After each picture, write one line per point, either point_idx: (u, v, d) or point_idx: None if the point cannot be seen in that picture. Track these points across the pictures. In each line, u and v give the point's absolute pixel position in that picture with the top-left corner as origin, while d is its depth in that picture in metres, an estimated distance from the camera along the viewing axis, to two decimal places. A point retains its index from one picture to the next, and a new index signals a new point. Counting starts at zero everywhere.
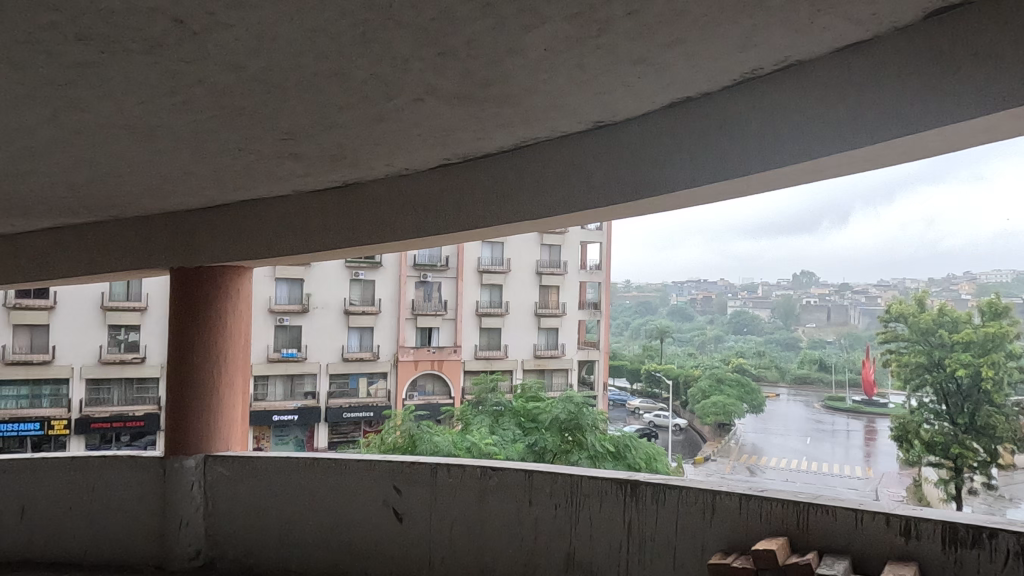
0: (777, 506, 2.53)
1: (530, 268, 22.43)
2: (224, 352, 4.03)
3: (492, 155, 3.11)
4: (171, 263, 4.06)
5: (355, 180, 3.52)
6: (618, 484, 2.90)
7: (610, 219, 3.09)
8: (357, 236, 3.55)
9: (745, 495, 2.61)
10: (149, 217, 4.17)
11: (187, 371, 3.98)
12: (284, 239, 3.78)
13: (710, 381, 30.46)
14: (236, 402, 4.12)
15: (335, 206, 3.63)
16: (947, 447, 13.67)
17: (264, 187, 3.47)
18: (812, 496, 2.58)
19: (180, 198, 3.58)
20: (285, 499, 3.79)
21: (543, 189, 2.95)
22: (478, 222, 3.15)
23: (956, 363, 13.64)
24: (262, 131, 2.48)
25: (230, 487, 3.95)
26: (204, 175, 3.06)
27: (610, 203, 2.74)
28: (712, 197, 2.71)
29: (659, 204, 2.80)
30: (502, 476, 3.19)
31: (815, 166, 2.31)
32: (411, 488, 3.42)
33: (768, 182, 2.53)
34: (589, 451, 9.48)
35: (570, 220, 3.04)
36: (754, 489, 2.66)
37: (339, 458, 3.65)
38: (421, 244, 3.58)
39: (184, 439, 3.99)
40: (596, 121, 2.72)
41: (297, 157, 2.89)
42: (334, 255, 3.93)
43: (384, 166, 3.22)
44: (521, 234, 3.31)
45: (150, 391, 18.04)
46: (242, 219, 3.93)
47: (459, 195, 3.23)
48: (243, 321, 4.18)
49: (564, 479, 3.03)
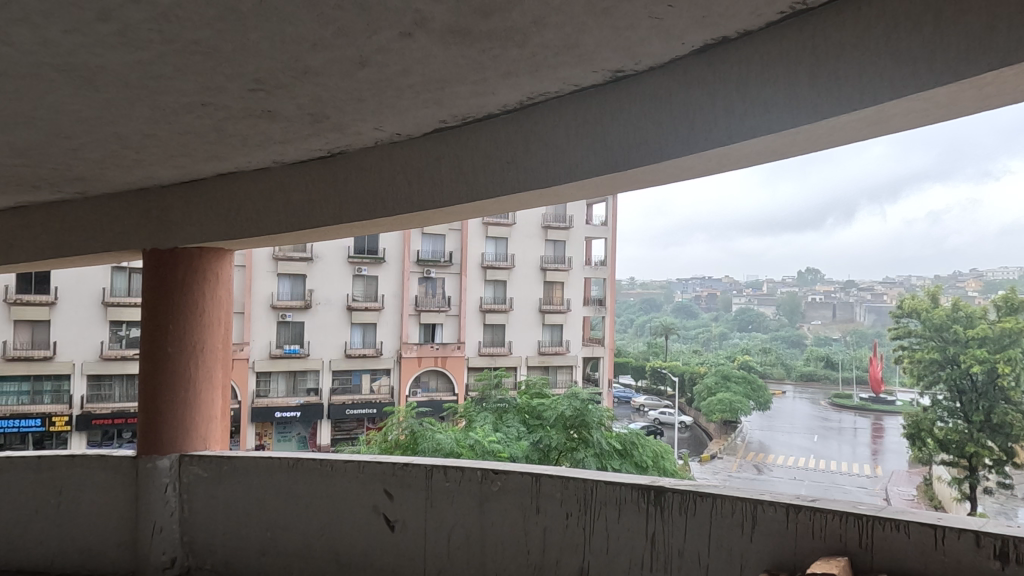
0: (835, 522, 2.17)
1: (535, 264, 22.07)
2: (200, 342, 3.69)
3: (494, 117, 2.75)
4: (143, 245, 3.72)
5: (340, 150, 3.16)
6: (640, 491, 2.52)
7: (626, 188, 2.73)
8: (344, 212, 3.19)
9: (794, 505, 2.25)
10: (119, 195, 3.81)
11: (160, 361, 3.64)
12: (263, 217, 3.43)
13: (716, 378, 30.03)
14: (214, 395, 3.77)
15: (322, 178, 3.27)
16: (962, 446, 13.21)
17: (243, 157, 3.12)
18: (875, 508, 2.21)
19: (149, 170, 3.21)
20: (267, 505, 3.43)
21: (553, 155, 2.59)
22: (480, 193, 2.79)
23: (971, 359, 13.18)
24: (224, 80, 2.13)
25: (207, 489, 3.59)
26: (171, 140, 2.70)
27: (630, 168, 2.38)
28: (752, 158, 2.35)
29: (683, 168, 2.44)
30: (506, 480, 2.82)
31: (879, 113, 1.94)
32: (405, 492, 3.05)
33: (817, 138, 2.17)
34: (596, 449, 9.27)
35: (585, 188, 2.67)
36: (805, 500, 2.29)
37: (327, 459, 3.29)
38: (416, 221, 3.22)
39: (157, 436, 3.65)
40: (614, 71, 2.34)
41: (271, 117, 2.55)
42: (317, 236, 3.56)
43: (371, 132, 2.87)
44: (530, 207, 2.96)
45: None
46: (217, 196, 3.57)
47: (458, 163, 2.86)
48: (222, 307, 3.84)
49: (576, 484, 2.67)
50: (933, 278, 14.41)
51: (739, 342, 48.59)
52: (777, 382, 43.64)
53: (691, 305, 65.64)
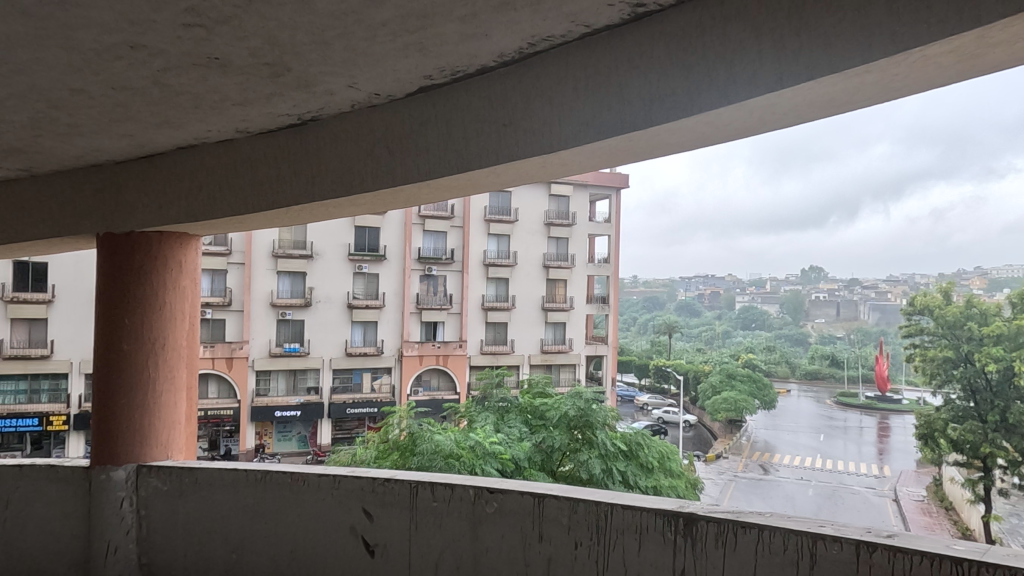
0: (925, 565, 1.75)
1: (537, 261, 21.61)
2: (161, 339, 3.28)
3: (489, 72, 2.32)
4: (97, 229, 3.31)
5: (312, 116, 2.73)
6: (666, 518, 2.10)
7: (641, 154, 2.33)
8: (317, 189, 2.77)
9: (866, 542, 1.83)
10: (71, 171, 3.38)
11: (115, 359, 3.23)
12: (227, 195, 3.01)
13: (721, 377, 29.60)
14: (179, 396, 3.37)
15: (293, 149, 2.84)
16: (976, 446, 12.71)
17: (201, 124, 2.71)
18: (974, 549, 1.79)
19: (95, 140, 2.78)
20: (233, 523, 3.01)
21: (559, 114, 2.18)
22: (473, 162, 2.37)
23: (986, 357, 12.66)
24: (148, 9, 1.71)
25: (167, 506, 3.17)
26: (108, 97, 2.28)
27: (655, 124, 1.97)
28: (802, 113, 1.94)
29: (718, 125, 2.04)
30: (503, 500, 2.40)
31: (979, 40, 1.54)
32: (386, 512, 2.63)
33: (887, 82, 1.76)
34: (600, 450, 8.93)
35: (597, 153, 2.27)
36: (881, 535, 1.87)
37: (298, 473, 2.88)
38: (400, 199, 2.82)
39: (111, 444, 3.23)
40: (634, 5, 1.91)
41: (219, 68, 2.13)
42: (288, 218, 3.15)
43: (344, 91, 2.45)
44: (533, 178, 2.55)
45: None
46: (175, 172, 3.14)
47: (447, 128, 2.44)
48: (186, 298, 3.44)
49: (586, 508, 2.25)
50: (946, 273, 13.92)
51: (743, 340, 48.21)
52: (781, 380, 43.15)
53: (694, 304, 65.27)
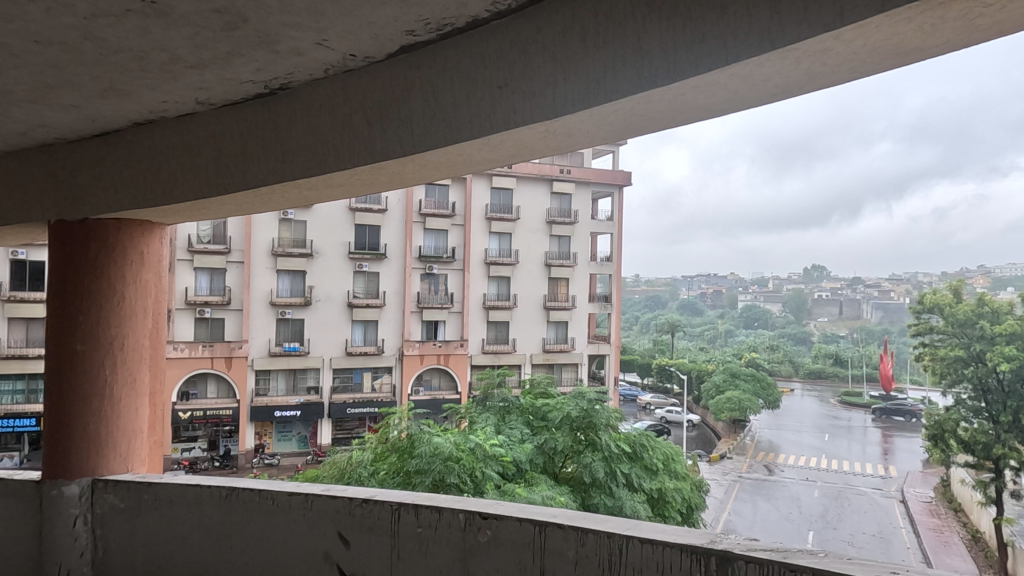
0: None
1: (539, 259, 21.24)
2: (119, 339, 2.94)
3: (483, 26, 1.98)
4: (48, 216, 2.98)
5: (281, 85, 2.39)
6: (695, 558, 1.76)
7: (661, 120, 2.00)
8: (288, 168, 2.44)
9: None
10: (22, 151, 3.05)
11: (67, 360, 2.89)
12: (189, 176, 2.67)
13: (725, 376, 29.21)
14: (141, 402, 3.04)
15: (261, 124, 2.50)
16: (988, 448, 12.37)
17: (154, 93, 2.37)
18: None
19: (36, 110, 2.45)
20: (196, 545, 2.68)
21: (567, 71, 1.84)
22: (462, 134, 2.04)
23: (999, 357, 12.21)
24: None
25: (126, 525, 2.86)
26: (33, 53, 1.96)
27: (683, 75, 1.64)
28: (860, 64, 1.61)
29: (753, 83, 1.71)
30: (498, 529, 2.07)
31: None
32: (365, 540, 2.29)
33: (971, 17, 1.43)
34: (604, 453, 8.61)
35: (609, 120, 1.94)
36: None
37: (267, 491, 2.55)
38: (380, 179, 2.49)
39: (61, 457, 2.89)
40: None
41: (159, 17, 1.80)
42: (257, 202, 2.82)
43: (313, 50, 2.10)
44: (532, 152, 2.22)
45: None
46: (130, 150, 2.79)
47: (434, 92, 2.09)
48: (150, 292, 3.11)
49: (597, 539, 1.91)
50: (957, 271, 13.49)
51: (746, 340, 47.81)
52: (785, 379, 42.74)
53: (697, 303, 64.78)
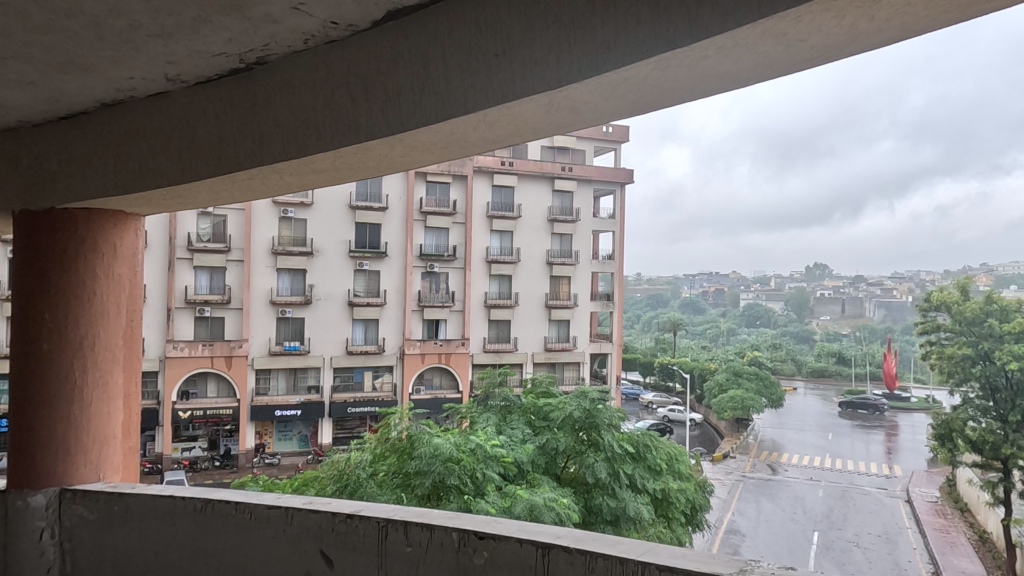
0: None
1: (541, 257, 21.02)
2: (89, 337, 2.73)
3: None
4: (14, 206, 2.79)
5: (258, 60, 2.18)
6: None
7: (679, 92, 1.79)
8: (267, 151, 2.23)
9: None
10: None
11: (33, 361, 2.68)
12: (161, 162, 2.46)
13: (728, 375, 28.95)
14: (114, 405, 2.82)
15: (238, 104, 2.28)
16: (996, 447, 12.06)
17: (117, 67, 2.16)
18: None
19: None
20: (169, 561, 2.47)
21: (578, 32, 1.62)
22: (456, 107, 1.82)
23: (1007, 355, 11.93)
24: None
25: (96, 539, 2.65)
26: None
27: (711, 30, 1.43)
28: (914, 17, 1.40)
29: (789, 40, 1.49)
30: (497, 550, 1.86)
31: None
32: (351, 558, 2.09)
33: None
34: (607, 453, 8.38)
35: (621, 90, 1.72)
36: None
37: (246, 504, 2.33)
38: (367, 162, 2.28)
39: (27, 464, 2.69)
40: None
41: None
42: (237, 189, 2.60)
43: (290, 16, 1.89)
44: (535, 129, 2.00)
45: (150, 386, 17.09)
46: (96, 133, 2.58)
47: (426, 63, 1.88)
48: (124, 287, 2.91)
49: (608, 566, 1.70)
50: (964, 268, 13.22)
51: (748, 338, 47.57)
52: (787, 377, 42.52)
53: (699, 301, 64.49)
